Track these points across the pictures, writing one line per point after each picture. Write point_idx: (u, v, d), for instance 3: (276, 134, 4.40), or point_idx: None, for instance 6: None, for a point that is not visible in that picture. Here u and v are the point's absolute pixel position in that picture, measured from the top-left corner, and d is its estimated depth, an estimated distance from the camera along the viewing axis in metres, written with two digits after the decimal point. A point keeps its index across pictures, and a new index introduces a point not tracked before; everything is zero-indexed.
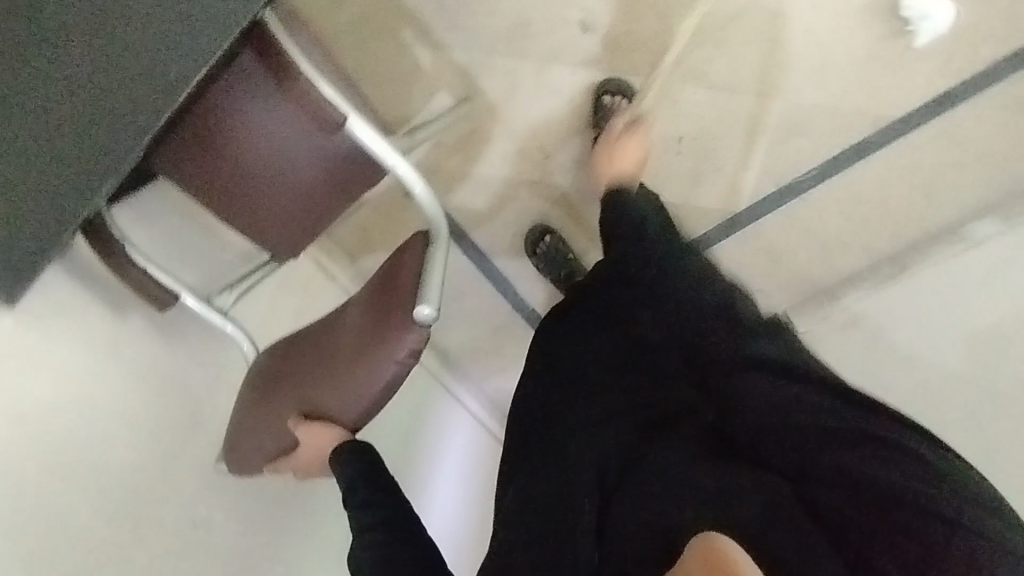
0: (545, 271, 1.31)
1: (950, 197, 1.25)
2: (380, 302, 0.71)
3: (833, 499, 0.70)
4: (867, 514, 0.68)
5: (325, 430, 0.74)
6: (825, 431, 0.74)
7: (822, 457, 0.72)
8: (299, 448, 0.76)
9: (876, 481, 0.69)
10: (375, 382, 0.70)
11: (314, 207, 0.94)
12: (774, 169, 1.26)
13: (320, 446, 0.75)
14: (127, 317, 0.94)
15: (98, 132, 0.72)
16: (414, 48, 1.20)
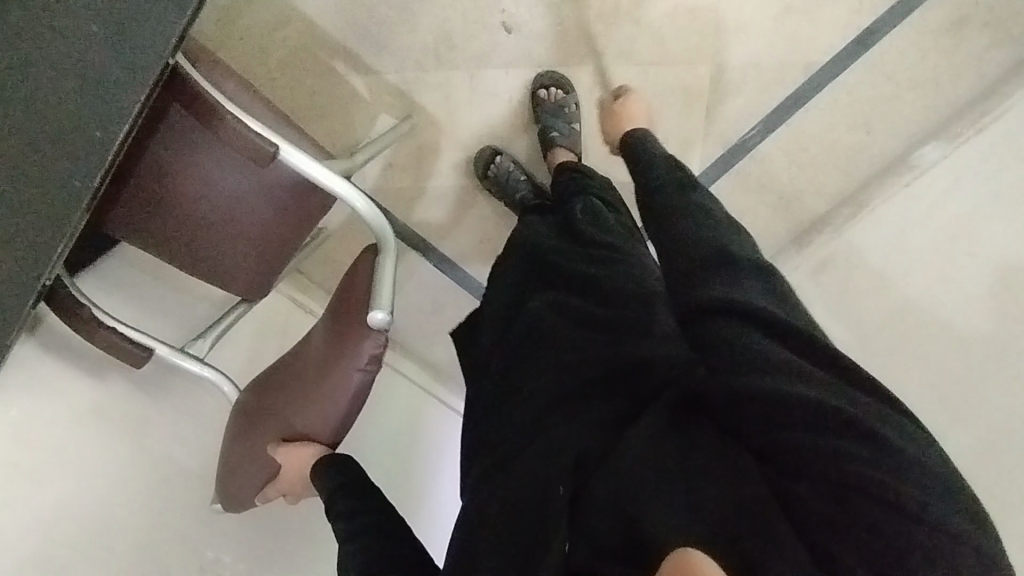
0: (498, 194, 1.26)
1: (893, 130, 1.28)
2: (338, 320, 0.74)
3: (806, 493, 0.66)
4: (816, 493, 0.66)
5: (301, 447, 0.79)
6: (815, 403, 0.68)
7: (795, 435, 0.67)
8: (284, 469, 0.81)
9: (850, 472, 0.64)
10: (344, 395, 0.73)
11: (277, 238, 0.98)
12: (718, 132, 1.28)
13: (302, 463, 0.80)
14: (107, 380, 0.97)
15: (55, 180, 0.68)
16: (347, 77, 1.23)
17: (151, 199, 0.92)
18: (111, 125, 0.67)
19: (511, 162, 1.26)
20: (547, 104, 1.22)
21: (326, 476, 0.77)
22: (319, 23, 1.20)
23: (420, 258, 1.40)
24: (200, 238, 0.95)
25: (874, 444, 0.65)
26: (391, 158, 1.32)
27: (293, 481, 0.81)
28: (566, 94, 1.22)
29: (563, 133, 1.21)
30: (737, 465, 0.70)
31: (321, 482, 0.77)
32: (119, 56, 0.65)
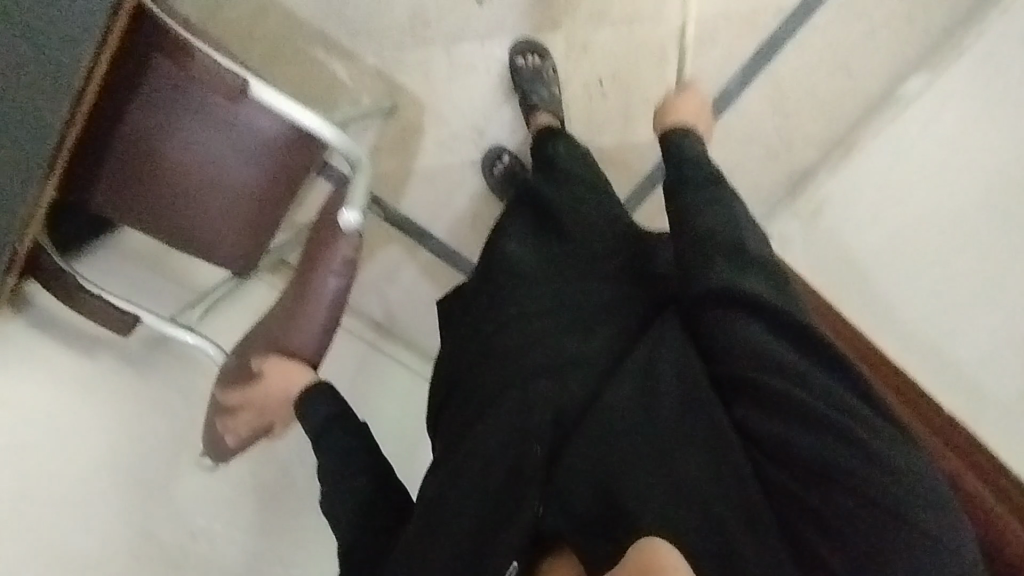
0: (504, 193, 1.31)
1: (875, 66, 1.27)
2: (314, 237, 0.78)
3: (778, 473, 0.65)
4: (772, 442, 0.66)
5: (291, 363, 0.78)
6: (787, 364, 0.68)
7: (753, 375, 0.69)
8: (265, 394, 0.79)
9: (816, 455, 0.63)
10: (323, 301, 0.75)
11: (263, 208, 0.96)
12: (699, 85, 1.29)
13: (284, 388, 0.78)
14: (97, 355, 0.95)
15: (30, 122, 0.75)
16: (328, 63, 1.26)
17: (131, 172, 0.93)
18: (70, 67, 0.72)
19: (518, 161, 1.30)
20: (524, 70, 1.24)
21: (315, 402, 0.77)
22: (296, 9, 1.23)
23: (415, 243, 1.39)
24: (182, 210, 0.95)
25: (821, 408, 0.65)
26: (376, 142, 1.32)
27: (279, 404, 0.79)
28: (542, 60, 1.25)
29: (543, 94, 1.21)
30: (701, 391, 0.69)
31: (310, 404, 0.77)
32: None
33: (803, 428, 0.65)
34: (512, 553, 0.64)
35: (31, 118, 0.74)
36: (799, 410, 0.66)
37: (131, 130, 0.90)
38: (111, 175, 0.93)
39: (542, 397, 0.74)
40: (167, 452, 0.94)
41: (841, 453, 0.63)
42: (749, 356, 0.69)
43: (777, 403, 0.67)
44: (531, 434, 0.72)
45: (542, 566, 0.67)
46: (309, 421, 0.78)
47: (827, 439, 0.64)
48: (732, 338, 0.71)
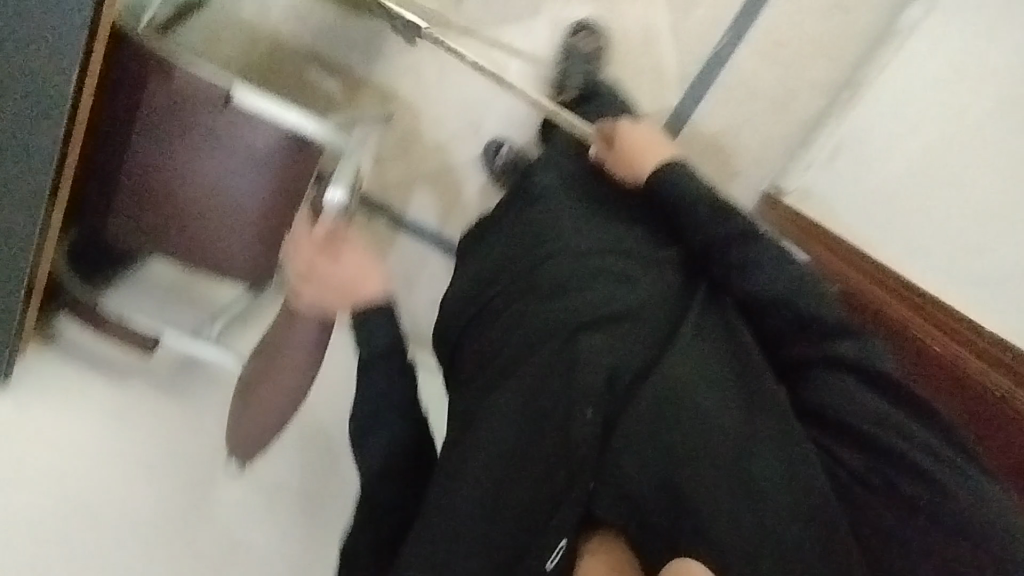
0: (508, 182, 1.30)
1: (869, 3, 1.23)
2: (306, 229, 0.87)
3: (883, 521, 0.67)
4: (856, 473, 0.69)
5: (365, 256, 0.74)
6: (901, 424, 0.70)
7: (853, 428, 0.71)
8: (338, 286, 0.74)
9: (920, 502, 0.66)
10: None
11: (270, 219, 0.97)
12: (689, 49, 1.27)
13: (355, 284, 0.73)
14: (127, 381, 0.96)
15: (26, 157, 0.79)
16: (322, 81, 1.29)
17: (136, 199, 0.95)
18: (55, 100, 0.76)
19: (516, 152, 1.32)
20: (578, 49, 1.23)
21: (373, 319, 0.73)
22: (284, 32, 1.26)
23: (427, 245, 1.39)
24: (188, 231, 0.97)
25: (922, 455, 0.68)
26: (377, 150, 1.34)
27: (341, 297, 0.74)
28: (598, 44, 1.24)
29: (587, 69, 1.21)
30: (796, 437, 0.69)
31: (377, 316, 0.72)
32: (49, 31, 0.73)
33: (908, 476, 0.67)
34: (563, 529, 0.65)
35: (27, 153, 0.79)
36: (903, 464, 0.67)
37: (136, 158, 0.93)
38: (122, 205, 0.96)
39: (592, 355, 0.72)
40: (202, 466, 0.93)
41: (921, 493, 0.66)
42: (850, 409, 0.71)
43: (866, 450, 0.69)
44: (573, 396, 0.69)
45: (585, 543, 0.67)
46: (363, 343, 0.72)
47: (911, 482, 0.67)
48: (827, 387, 0.73)
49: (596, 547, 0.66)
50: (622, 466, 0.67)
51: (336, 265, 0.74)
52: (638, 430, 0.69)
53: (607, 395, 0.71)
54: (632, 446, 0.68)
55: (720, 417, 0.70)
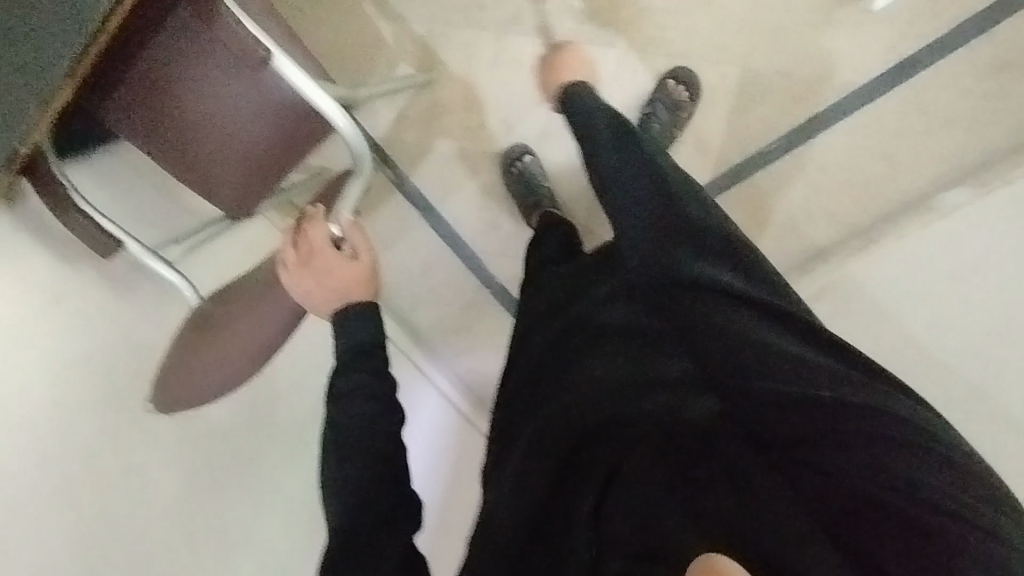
0: (516, 192, 1.26)
1: (918, 167, 1.22)
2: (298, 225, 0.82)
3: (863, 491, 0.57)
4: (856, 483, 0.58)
5: (368, 262, 0.78)
6: (821, 370, 0.64)
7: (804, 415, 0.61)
8: (328, 288, 0.76)
9: (901, 482, 0.57)
10: (315, 279, 0.76)
11: (269, 162, 0.95)
12: (738, 138, 1.25)
13: (344, 291, 0.76)
14: (76, 265, 0.96)
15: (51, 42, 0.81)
16: (375, 21, 1.23)
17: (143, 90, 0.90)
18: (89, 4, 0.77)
19: (540, 165, 1.27)
20: (666, 95, 1.20)
21: (358, 319, 0.74)
22: None
23: (418, 216, 1.38)
24: (187, 141, 0.93)
25: (853, 401, 0.61)
26: (405, 111, 1.31)
27: (332, 290, 0.76)
28: (688, 97, 1.20)
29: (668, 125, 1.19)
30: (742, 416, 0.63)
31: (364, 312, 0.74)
32: None
33: (864, 455, 0.59)
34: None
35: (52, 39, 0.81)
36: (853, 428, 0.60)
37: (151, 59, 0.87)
38: (122, 95, 0.91)
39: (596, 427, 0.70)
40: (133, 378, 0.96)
41: (913, 480, 0.57)
42: (766, 365, 0.64)
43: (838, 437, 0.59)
44: (586, 464, 0.68)
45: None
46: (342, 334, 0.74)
47: (914, 466, 0.58)
48: (738, 334, 0.66)
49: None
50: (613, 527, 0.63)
51: (331, 265, 0.76)
52: (630, 504, 0.63)
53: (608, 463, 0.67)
54: (623, 506, 0.64)
55: (687, 452, 0.64)
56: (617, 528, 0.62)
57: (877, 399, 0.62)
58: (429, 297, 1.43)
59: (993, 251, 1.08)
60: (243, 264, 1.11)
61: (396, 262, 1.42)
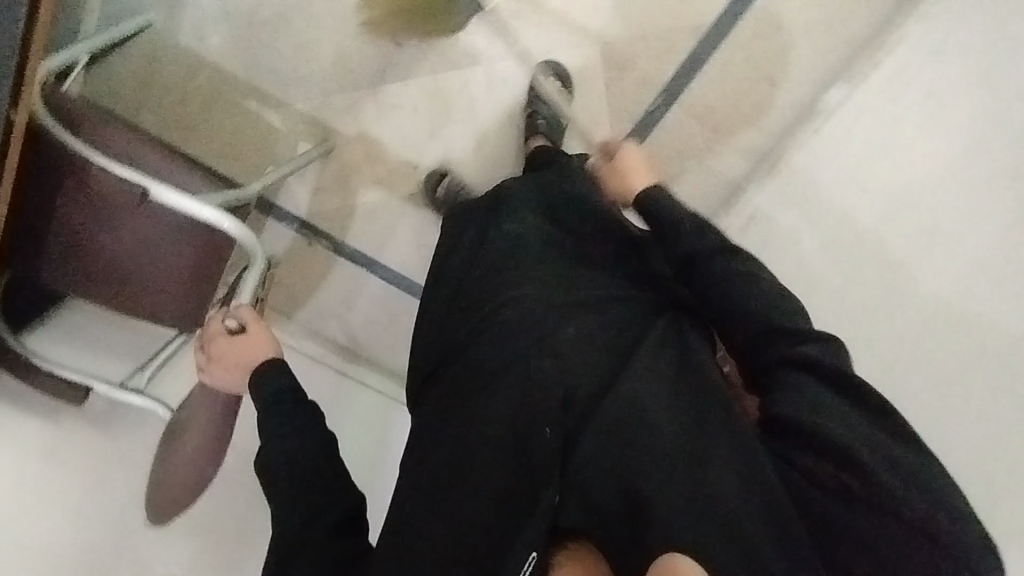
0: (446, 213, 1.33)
1: (791, 82, 1.26)
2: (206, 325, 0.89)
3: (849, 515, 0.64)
4: (858, 481, 0.64)
5: (259, 331, 0.85)
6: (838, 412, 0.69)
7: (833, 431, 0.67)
8: (237, 364, 0.84)
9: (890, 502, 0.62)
10: (225, 364, 0.84)
11: (196, 276, 1.03)
12: (622, 106, 1.30)
13: (251, 357, 0.83)
14: (59, 419, 1.03)
15: None
16: (261, 113, 1.30)
17: (69, 254, 1.00)
18: None
19: (459, 182, 1.32)
20: (541, 91, 1.26)
21: (267, 378, 0.80)
22: (225, 66, 1.27)
23: (364, 270, 1.45)
24: (121, 282, 1.03)
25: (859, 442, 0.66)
26: (317, 183, 1.39)
27: (238, 366, 0.84)
28: (561, 86, 1.26)
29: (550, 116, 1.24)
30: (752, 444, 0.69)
31: (275, 369, 0.81)
32: None
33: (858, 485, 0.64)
34: (534, 542, 0.65)
35: None
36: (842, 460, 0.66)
37: (63, 221, 0.97)
38: (52, 260, 1.01)
39: (545, 377, 0.77)
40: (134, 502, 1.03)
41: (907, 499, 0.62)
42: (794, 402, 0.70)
43: (859, 450, 0.65)
44: (533, 416, 0.75)
45: (556, 557, 0.66)
46: (263, 400, 0.79)
47: (888, 496, 0.63)
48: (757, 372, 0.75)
49: (567, 560, 0.66)
50: (586, 478, 0.69)
51: (234, 344, 0.84)
52: (594, 457, 0.71)
53: (565, 414, 0.75)
54: (592, 465, 0.70)
55: (665, 436, 0.70)
56: (587, 488, 0.69)
57: (885, 447, 0.66)
58: (400, 340, 1.51)
59: (875, 141, 1.18)
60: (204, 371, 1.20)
61: (359, 317, 1.50)
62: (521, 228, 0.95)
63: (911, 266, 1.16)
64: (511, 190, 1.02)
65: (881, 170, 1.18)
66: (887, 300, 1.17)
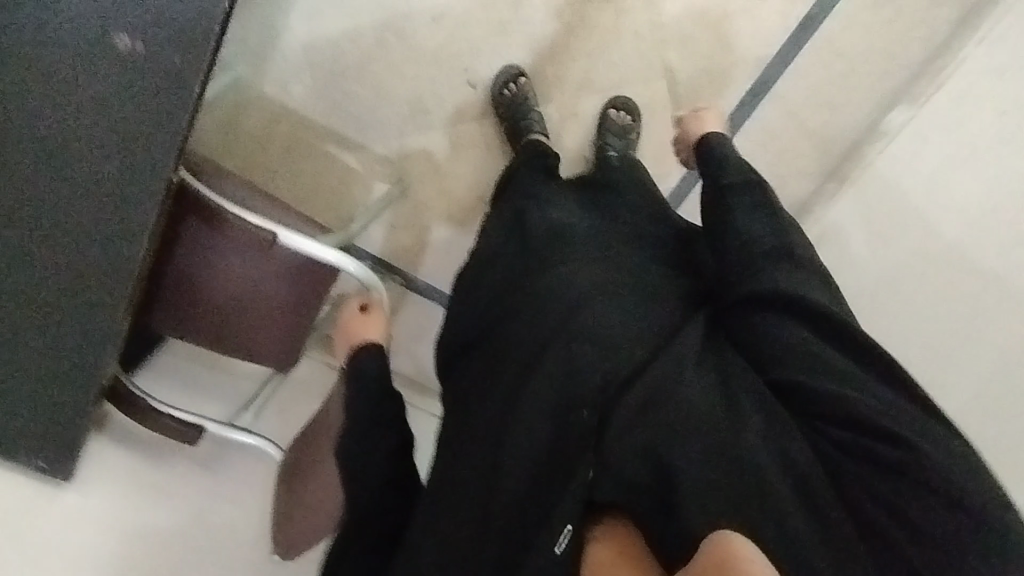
0: (507, 114, 1.28)
1: (850, 108, 1.33)
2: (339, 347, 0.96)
3: (900, 502, 0.63)
4: (899, 453, 0.65)
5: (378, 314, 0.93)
6: (829, 365, 0.72)
7: (842, 386, 0.70)
8: (353, 333, 0.92)
9: (912, 471, 0.64)
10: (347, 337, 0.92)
11: (297, 316, 1.07)
12: (689, 138, 1.35)
13: (367, 331, 0.91)
14: (169, 461, 1.06)
15: (93, 296, 0.83)
16: (340, 156, 1.36)
17: (181, 296, 1.04)
18: (119, 241, 0.80)
19: (531, 88, 1.28)
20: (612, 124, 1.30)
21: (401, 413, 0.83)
22: (308, 114, 1.33)
23: (435, 304, 1.47)
24: (227, 318, 1.06)
25: (860, 404, 0.68)
26: (392, 222, 1.41)
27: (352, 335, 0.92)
28: (632, 120, 1.31)
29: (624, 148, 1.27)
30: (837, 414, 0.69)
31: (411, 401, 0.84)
32: (76, 187, 0.79)
33: (880, 453, 0.65)
34: (568, 516, 0.63)
35: (96, 294, 0.83)
36: (848, 423, 0.68)
37: (180, 266, 1.01)
38: (165, 302, 1.04)
39: (590, 364, 0.75)
40: (177, 533, 1.00)
41: (923, 486, 0.63)
42: (805, 361, 0.72)
43: (861, 415, 0.67)
44: (577, 399, 0.72)
45: (592, 533, 0.64)
46: (398, 434, 0.82)
47: (906, 465, 0.64)
48: (762, 329, 0.76)
49: (606, 537, 0.63)
50: None
51: (355, 317, 0.93)
52: None
53: (605, 395, 0.72)
54: (631, 440, 0.67)
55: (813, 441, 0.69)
56: (622, 463, 0.66)
57: (875, 400, 0.69)
58: None
59: (952, 153, 1.16)
60: (301, 407, 1.24)
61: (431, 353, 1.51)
62: (598, 238, 0.91)
63: (976, 266, 1.17)
64: (549, 191, 0.99)
65: (953, 184, 1.17)
66: (912, 286, 1.23)
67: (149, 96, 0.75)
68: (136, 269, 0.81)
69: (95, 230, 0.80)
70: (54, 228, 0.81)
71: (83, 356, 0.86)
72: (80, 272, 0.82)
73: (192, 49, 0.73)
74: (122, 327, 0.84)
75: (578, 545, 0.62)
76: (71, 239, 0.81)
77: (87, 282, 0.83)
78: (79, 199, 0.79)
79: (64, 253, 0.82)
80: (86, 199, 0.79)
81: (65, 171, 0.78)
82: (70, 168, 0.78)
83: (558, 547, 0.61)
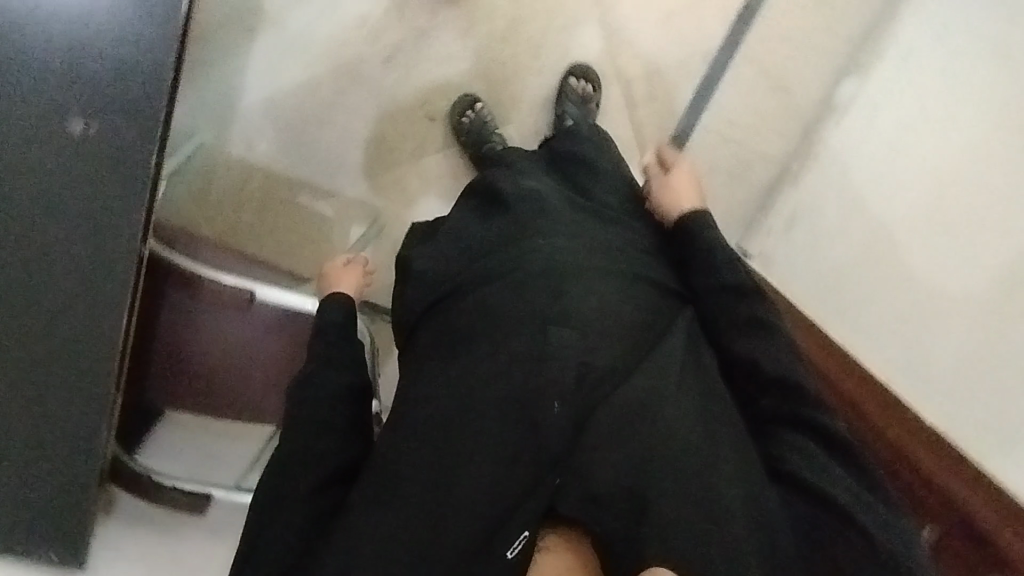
0: (471, 139, 1.31)
1: (803, 86, 1.36)
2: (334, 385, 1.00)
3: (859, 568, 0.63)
4: (860, 533, 0.64)
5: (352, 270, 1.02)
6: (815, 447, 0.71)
7: (823, 473, 0.69)
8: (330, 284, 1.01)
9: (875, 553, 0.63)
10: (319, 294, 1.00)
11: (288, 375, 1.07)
12: (650, 136, 1.36)
13: None
14: (182, 533, 1.05)
15: (76, 376, 0.83)
16: (312, 205, 1.37)
17: (171, 369, 1.04)
18: (97, 316, 0.81)
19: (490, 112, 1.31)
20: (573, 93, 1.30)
21: None
22: (275, 169, 1.34)
23: None
24: (216, 385, 1.05)
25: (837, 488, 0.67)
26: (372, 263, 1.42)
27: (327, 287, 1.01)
28: (592, 89, 1.31)
29: None
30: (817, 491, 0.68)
31: None
32: (44, 269, 0.79)
33: (843, 526, 0.65)
34: (524, 522, 0.62)
35: (81, 373, 0.83)
36: (823, 501, 0.67)
37: (167, 339, 1.01)
38: (156, 377, 1.04)
39: (562, 349, 0.72)
40: None
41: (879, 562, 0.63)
42: (794, 445, 0.71)
43: (835, 498, 0.66)
44: (543, 387, 0.70)
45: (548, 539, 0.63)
46: None
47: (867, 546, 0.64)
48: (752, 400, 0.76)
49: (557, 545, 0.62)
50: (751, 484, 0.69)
51: None
52: None
53: (580, 393, 0.70)
54: (607, 452, 0.65)
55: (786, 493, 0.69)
56: (595, 470, 0.65)
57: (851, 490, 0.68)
58: None
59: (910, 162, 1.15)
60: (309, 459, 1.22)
61: None
62: None
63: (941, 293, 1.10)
64: None
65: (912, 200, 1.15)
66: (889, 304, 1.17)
67: (104, 174, 0.76)
68: (116, 343, 0.82)
69: (71, 310, 0.81)
70: (28, 313, 0.80)
71: (75, 438, 0.85)
72: (59, 353, 0.82)
73: (142, 118, 0.75)
74: (107, 412, 0.84)
75: (529, 553, 0.61)
76: (46, 322, 0.81)
77: (68, 362, 0.82)
78: (53, 283, 0.80)
79: (40, 337, 0.81)
80: (58, 279, 0.80)
81: (32, 254, 0.79)
82: (37, 250, 0.78)
83: (510, 552, 0.61)
